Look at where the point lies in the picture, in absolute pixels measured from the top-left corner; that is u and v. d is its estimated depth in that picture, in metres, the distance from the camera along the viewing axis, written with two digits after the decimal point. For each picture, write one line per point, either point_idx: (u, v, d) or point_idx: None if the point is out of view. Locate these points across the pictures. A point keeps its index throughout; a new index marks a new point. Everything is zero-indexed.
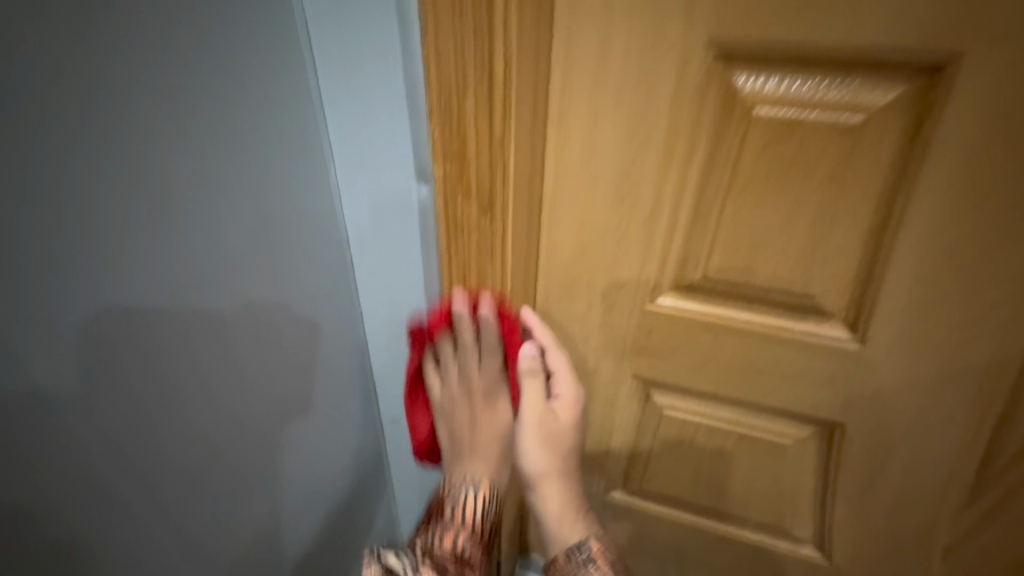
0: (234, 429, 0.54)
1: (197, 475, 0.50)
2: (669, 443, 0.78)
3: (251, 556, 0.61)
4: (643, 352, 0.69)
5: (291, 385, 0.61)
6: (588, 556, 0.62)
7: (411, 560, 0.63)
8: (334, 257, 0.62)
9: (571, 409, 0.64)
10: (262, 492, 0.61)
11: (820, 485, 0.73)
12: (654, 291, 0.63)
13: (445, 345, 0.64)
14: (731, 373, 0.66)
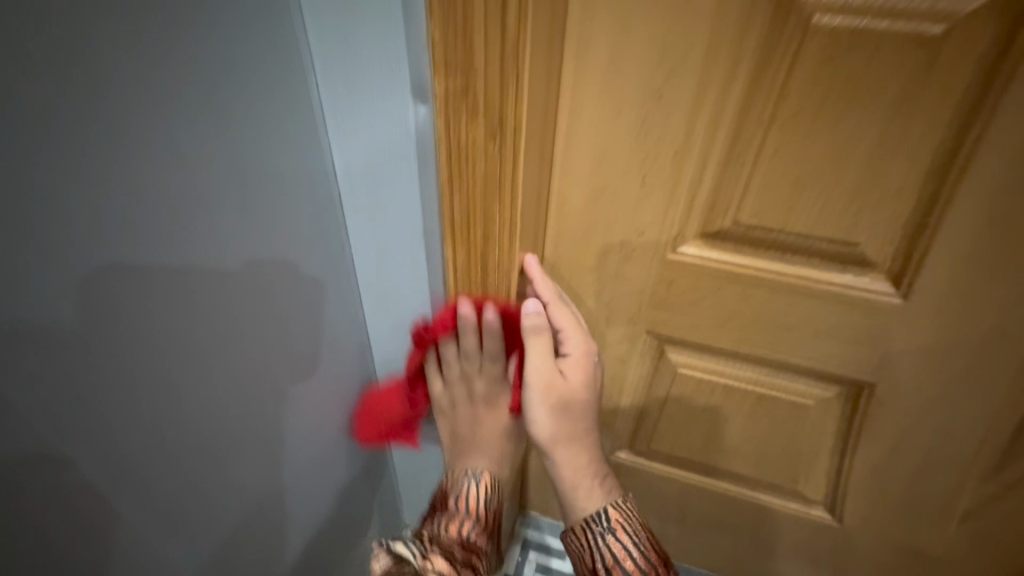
0: (241, 419, 0.52)
1: (204, 468, 0.48)
2: (682, 404, 0.74)
3: (249, 528, 0.58)
4: (661, 307, 0.64)
5: (289, 348, 0.57)
6: (607, 528, 0.59)
7: (420, 547, 0.60)
8: (330, 234, 0.58)
9: (581, 368, 0.60)
10: (260, 462, 0.57)
11: (839, 447, 0.70)
12: (676, 239, 0.57)
13: (448, 348, 0.65)
14: (756, 330, 0.61)
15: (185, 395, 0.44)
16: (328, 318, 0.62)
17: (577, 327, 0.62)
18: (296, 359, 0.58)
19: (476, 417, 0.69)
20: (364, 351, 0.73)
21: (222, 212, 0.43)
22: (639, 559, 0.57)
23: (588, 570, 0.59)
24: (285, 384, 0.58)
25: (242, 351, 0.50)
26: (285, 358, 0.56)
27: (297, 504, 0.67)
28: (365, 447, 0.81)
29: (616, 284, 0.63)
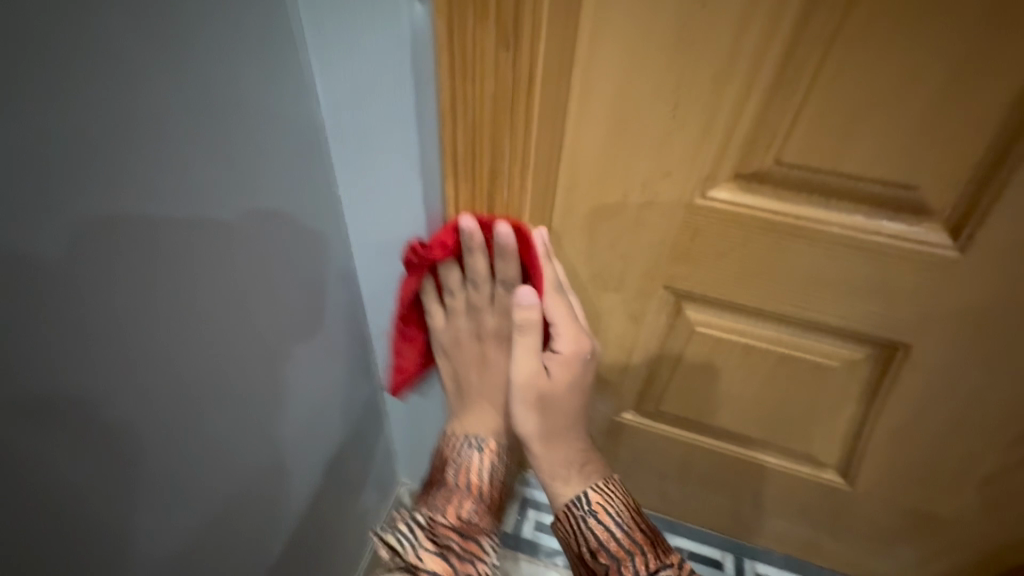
0: (229, 394, 0.49)
1: (188, 445, 0.46)
2: (696, 364, 0.69)
3: (234, 492, 0.54)
4: (682, 261, 0.58)
5: (280, 304, 0.52)
6: (587, 513, 0.58)
7: (412, 535, 0.61)
8: (322, 191, 0.53)
9: (567, 368, 0.57)
10: (247, 424, 0.53)
11: (861, 411, 0.66)
12: (706, 181, 0.51)
13: (451, 273, 0.57)
14: (787, 285, 0.56)
15: (152, 350, 0.39)
16: (322, 272, 0.57)
17: (571, 321, 0.57)
18: (286, 315, 0.53)
19: (483, 355, 0.64)
20: (362, 310, 0.68)
21: (177, 138, 0.37)
22: (622, 538, 0.57)
23: (577, 553, 0.60)
24: (276, 343, 0.53)
25: (220, 305, 0.44)
26: (276, 316, 0.52)
27: (289, 467, 0.63)
28: (359, 408, 0.77)
29: (633, 234, 0.57)
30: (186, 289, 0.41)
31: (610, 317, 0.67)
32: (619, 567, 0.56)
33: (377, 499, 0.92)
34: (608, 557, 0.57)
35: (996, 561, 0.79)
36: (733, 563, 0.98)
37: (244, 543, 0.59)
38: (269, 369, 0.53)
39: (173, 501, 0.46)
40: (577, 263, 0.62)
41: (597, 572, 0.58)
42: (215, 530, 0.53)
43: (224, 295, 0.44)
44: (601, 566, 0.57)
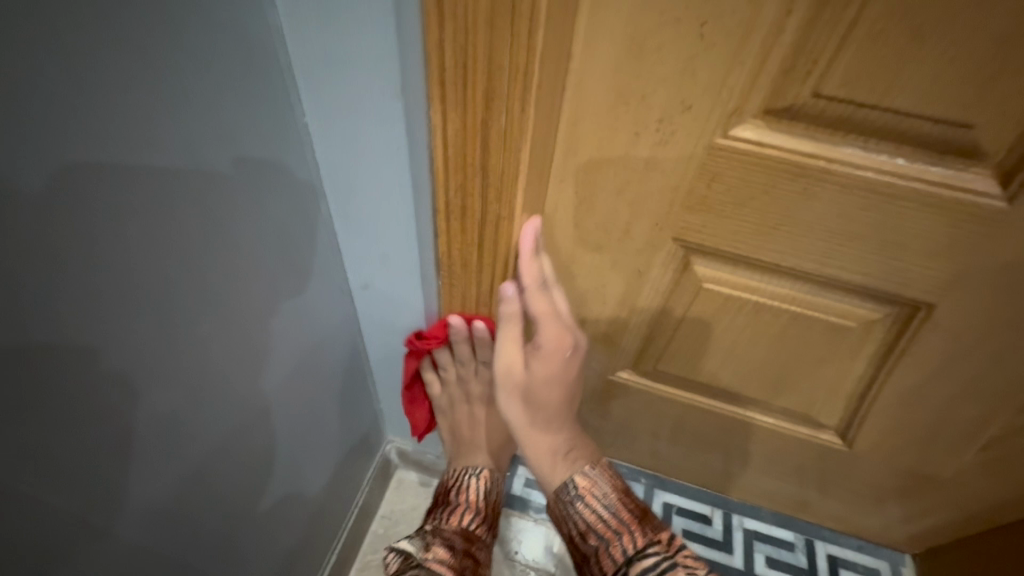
0: (206, 359, 0.46)
1: (164, 412, 0.43)
2: (701, 323, 0.65)
3: (209, 447, 0.50)
4: (696, 210, 0.52)
5: (241, 243, 0.47)
6: (575, 497, 0.61)
7: (421, 539, 0.64)
8: (290, 143, 0.49)
9: (549, 364, 0.59)
10: (217, 375, 0.48)
11: (870, 372, 0.63)
12: (731, 117, 0.44)
13: (443, 355, 0.71)
14: (809, 237, 0.51)
15: (85, 281, 0.34)
16: (290, 211, 0.52)
17: (555, 314, 0.58)
18: (252, 255, 0.48)
19: (472, 417, 0.77)
20: (339, 258, 0.63)
21: (111, 51, 0.32)
22: (609, 519, 0.59)
23: (568, 538, 0.62)
24: (244, 287, 0.48)
25: (165, 235, 0.39)
26: (238, 255, 0.47)
27: (270, 423, 0.59)
28: (345, 368, 0.73)
29: (644, 178, 0.51)
30: (125, 213, 0.35)
31: (611, 272, 0.62)
32: (607, 547, 0.57)
33: (365, 458, 0.89)
34: (597, 538, 0.58)
35: (987, 518, 0.79)
36: (722, 518, 0.98)
37: (230, 508, 0.56)
38: (237, 312, 0.48)
39: (141, 455, 0.42)
40: (579, 212, 0.56)
41: (588, 555, 0.59)
42: (201, 497, 0.51)
43: (169, 224, 0.39)
44: (591, 548, 0.59)
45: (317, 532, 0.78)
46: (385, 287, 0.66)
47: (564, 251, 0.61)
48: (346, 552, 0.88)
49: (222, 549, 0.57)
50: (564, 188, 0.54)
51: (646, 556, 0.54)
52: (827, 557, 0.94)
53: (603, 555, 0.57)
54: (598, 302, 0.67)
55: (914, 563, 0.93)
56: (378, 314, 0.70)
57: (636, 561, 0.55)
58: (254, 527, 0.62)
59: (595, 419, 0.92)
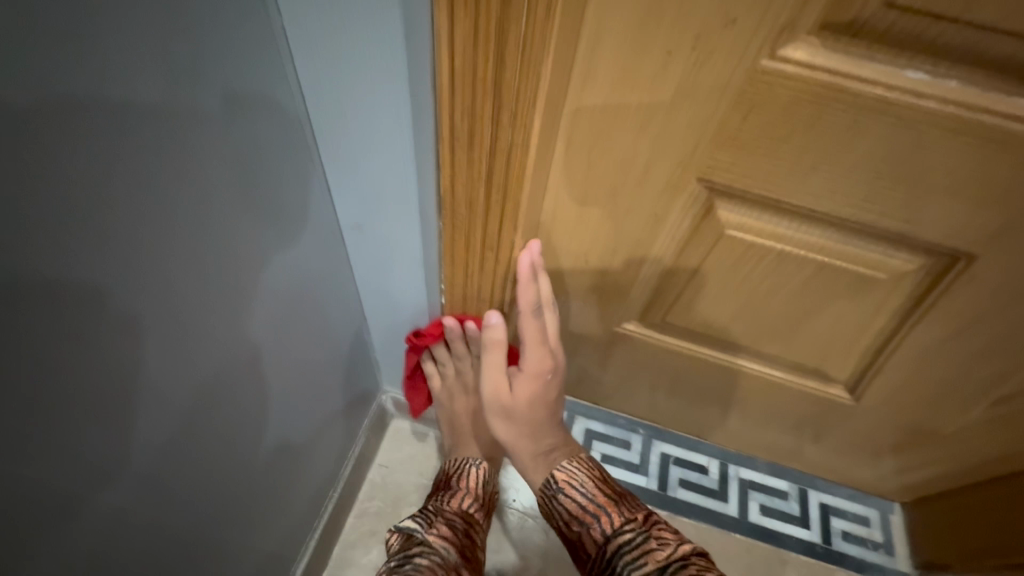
0: (190, 313, 0.42)
1: (149, 369, 0.40)
2: (718, 272, 0.61)
3: (197, 403, 0.46)
4: (729, 146, 0.47)
5: (213, 173, 0.40)
6: (557, 490, 0.62)
7: (426, 520, 0.63)
8: (270, 61, 0.43)
9: (532, 385, 0.62)
10: (203, 333, 0.44)
11: (891, 327, 0.61)
12: (783, 33, 0.38)
13: (440, 350, 0.73)
14: (850, 178, 0.46)
15: (25, 211, 0.28)
16: (269, 137, 0.45)
17: (541, 342, 0.60)
18: (226, 189, 0.42)
19: (468, 407, 0.78)
20: (327, 193, 0.57)
21: None
22: (588, 505, 0.60)
23: (558, 527, 0.63)
24: (222, 225, 0.43)
25: (119, 159, 0.33)
26: (211, 188, 0.41)
27: (262, 379, 0.55)
28: (338, 322, 0.69)
29: (673, 109, 0.45)
30: (63, 130, 0.29)
31: (625, 217, 0.57)
32: (588, 530, 0.58)
33: (360, 409, 0.86)
34: (579, 524, 0.60)
35: (983, 471, 0.79)
36: (718, 468, 0.98)
37: (225, 463, 0.54)
38: (216, 256, 0.43)
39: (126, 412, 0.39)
40: (596, 149, 0.50)
41: (575, 541, 0.60)
42: (195, 454, 0.48)
43: (123, 146, 0.33)
44: (576, 534, 0.60)
45: (312, 482, 0.77)
46: (380, 231, 0.61)
47: (575, 195, 0.56)
48: (344, 501, 0.87)
49: (217, 505, 0.54)
50: (580, 121, 0.48)
51: (623, 535, 0.56)
52: (819, 505, 0.95)
53: (587, 539, 0.58)
54: (608, 251, 0.62)
55: (902, 512, 0.95)
56: (374, 260, 0.65)
57: (613, 540, 0.56)
58: (249, 482, 0.60)
59: (595, 372, 0.90)
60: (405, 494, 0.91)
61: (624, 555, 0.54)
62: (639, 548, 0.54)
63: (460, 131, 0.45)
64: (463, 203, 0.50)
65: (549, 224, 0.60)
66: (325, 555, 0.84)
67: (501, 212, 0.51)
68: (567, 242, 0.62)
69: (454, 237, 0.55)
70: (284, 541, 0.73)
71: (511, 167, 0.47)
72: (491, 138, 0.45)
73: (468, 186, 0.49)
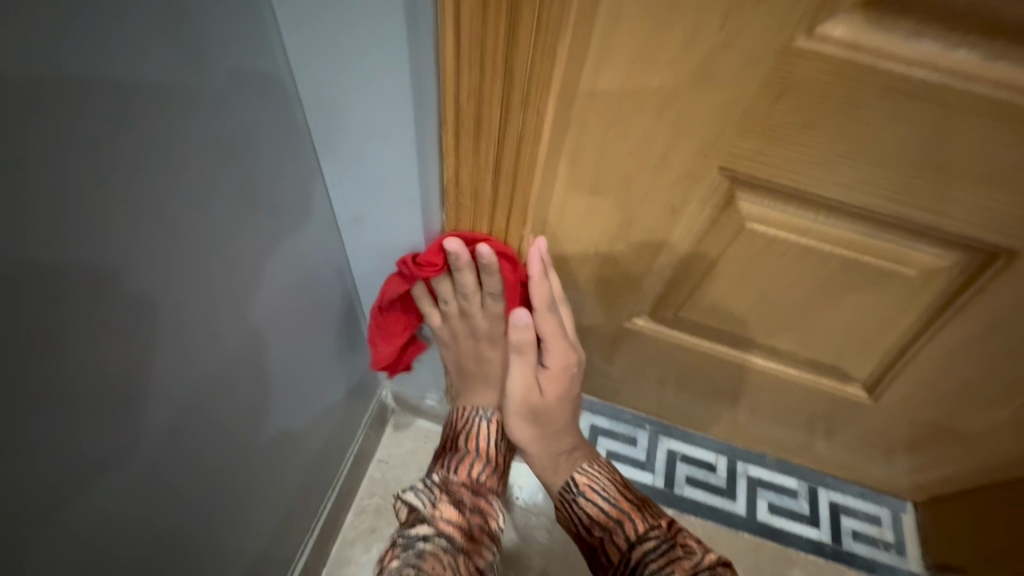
0: (182, 311, 0.40)
1: (140, 371, 0.37)
2: (736, 267, 0.58)
3: (182, 407, 0.43)
4: (756, 133, 0.43)
5: (190, 158, 0.37)
6: (577, 494, 0.64)
7: (429, 496, 0.64)
8: (257, 37, 0.39)
9: (557, 382, 0.62)
10: (197, 330, 0.42)
11: (918, 325, 0.58)
12: (823, 9, 0.35)
13: (443, 284, 0.56)
14: (886, 169, 0.43)
15: None
16: (253, 118, 0.42)
17: (562, 338, 0.59)
18: (206, 175, 0.38)
19: (478, 354, 0.65)
20: (320, 180, 0.53)
21: None
22: (610, 510, 0.62)
23: (575, 533, 0.65)
24: (203, 215, 0.39)
25: (76, 142, 0.29)
26: (188, 174, 0.37)
27: (255, 378, 0.52)
28: (337, 313, 0.67)
29: (696, 93, 0.42)
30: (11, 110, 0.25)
31: (639, 208, 0.54)
32: (611, 536, 0.60)
33: (360, 405, 0.84)
34: (601, 530, 0.61)
35: (1003, 473, 0.76)
36: (726, 465, 0.96)
37: (223, 464, 0.52)
38: (197, 251, 0.39)
39: (116, 418, 0.37)
40: (611, 136, 0.47)
41: (594, 546, 0.62)
42: (192, 456, 0.46)
43: (82, 127, 0.29)
44: (597, 539, 0.61)
45: (312, 479, 0.75)
46: (379, 221, 0.57)
47: (587, 184, 0.52)
48: (343, 497, 0.85)
49: (209, 510, 0.52)
50: (594, 105, 0.45)
51: (648, 542, 0.58)
52: (829, 504, 0.93)
53: (609, 544, 0.60)
54: (620, 244, 0.59)
55: (915, 511, 0.92)
56: (372, 252, 0.62)
57: (638, 547, 0.58)
58: (242, 485, 0.57)
59: (601, 366, 0.87)
60: (405, 491, 0.89)
61: (649, 562, 0.57)
62: (664, 555, 0.57)
63: (466, 115, 0.41)
64: (468, 192, 0.47)
65: (559, 214, 0.57)
66: (324, 552, 0.83)
67: (509, 203, 0.48)
68: (577, 234, 0.59)
69: (457, 229, 0.51)
70: (281, 541, 0.71)
71: (521, 155, 0.44)
72: (500, 124, 0.41)
73: (473, 176, 0.45)
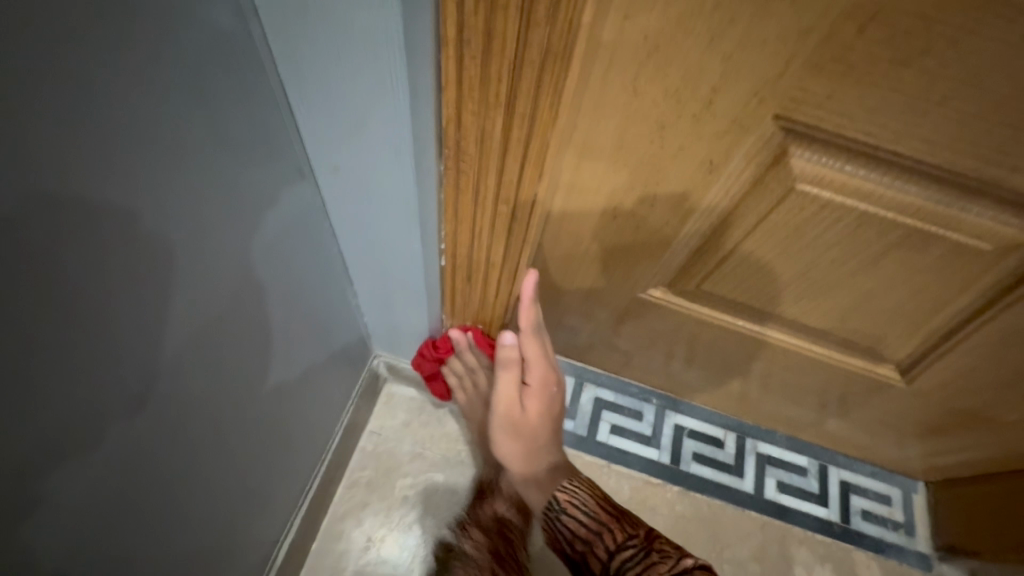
0: (126, 294, 0.33)
1: (71, 362, 0.30)
2: (777, 233, 0.50)
3: (121, 407, 0.35)
4: (832, 71, 0.36)
5: (88, 89, 0.27)
6: (558, 510, 0.60)
7: (456, 534, 0.81)
8: None
9: (539, 399, 0.67)
10: (147, 313, 0.35)
11: (977, 304, 0.51)
12: None
13: (454, 360, 0.73)
14: (987, 119, 0.36)
15: None
16: (182, 34, 0.31)
17: (544, 357, 0.65)
18: (113, 111, 0.28)
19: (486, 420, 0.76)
20: (290, 118, 0.43)
21: None
22: (590, 523, 0.58)
23: (559, 552, 0.60)
24: (118, 168, 0.29)
25: None
26: (86, 107, 0.27)
27: (218, 361, 0.45)
28: (321, 286, 0.60)
29: (765, 16, 0.34)
30: None
31: (671, 164, 0.46)
32: (591, 549, 0.56)
33: (349, 375, 0.78)
34: (582, 545, 0.57)
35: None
36: (735, 441, 0.91)
37: (197, 454, 0.46)
38: (122, 211, 0.31)
39: (48, 411, 0.30)
40: (648, 73, 0.39)
41: (578, 562, 0.58)
42: (157, 448, 0.40)
43: None
44: (580, 555, 0.57)
45: (299, 456, 0.70)
46: (365, 181, 0.49)
47: (611, 132, 0.44)
48: (333, 472, 0.80)
49: (185, 501, 0.47)
50: (631, 33, 0.36)
51: (625, 553, 0.54)
52: (839, 483, 0.90)
53: (591, 558, 0.56)
54: (643, 206, 0.52)
55: (926, 492, 0.89)
56: (359, 211, 0.53)
57: (618, 556, 0.54)
58: (216, 473, 0.51)
59: (608, 338, 0.82)
60: (399, 464, 0.85)
61: (627, 571, 0.52)
62: (642, 563, 0.51)
63: (474, 35, 0.33)
64: (472, 137, 0.39)
65: (576, 169, 0.49)
66: (314, 528, 0.79)
67: (523, 152, 0.40)
68: (595, 193, 0.51)
69: (459, 185, 0.43)
70: (264, 524, 0.66)
71: (541, 95, 0.35)
72: (518, 47, 0.33)
73: (480, 116, 0.37)
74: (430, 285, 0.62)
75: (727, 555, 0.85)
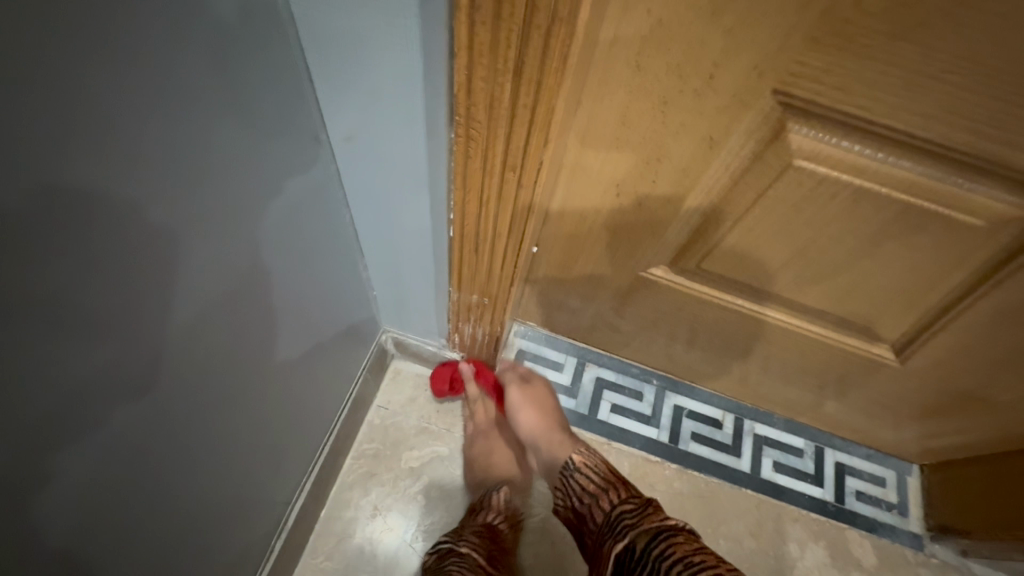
0: (161, 252, 0.35)
1: (109, 311, 0.33)
2: (776, 209, 0.52)
3: (145, 355, 0.37)
4: (829, 45, 0.37)
5: (138, 52, 0.29)
6: (573, 469, 0.66)
7: (452, 541, 0.67)
8: None
9: (543, 391, 0.81)
10: (177, 270, 0.37)
11: (971, 281, 0.52)
12: None
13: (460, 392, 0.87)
14: (980, 92, 0.37)
15: None
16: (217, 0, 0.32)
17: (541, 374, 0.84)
18: (156, 73, 0.30)
19: (489, 443, 0.84)
20: (309, 87, 0.45)
21: None
22: (600, 480, 0.63)
23: (567, 508, 0.65)
24: (149, 125, 0.31)
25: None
26: (121, 58, 0.28)
27: (236, 321, 0.47)
28: (333, 259, 0.62)
29: None
30: None
31: (672, 140, 0.47)
32: (597, 503, 0.61)
33: (357, 349, 0.80)
34: (590, 499, 0.62)
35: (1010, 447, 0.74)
36: (733, 422, 0.93)
37: (215, 411, 0.48)
38: (162, 170, 0.33)
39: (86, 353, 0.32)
40: (651, 45, 0.40)
41: (583, 514, 0.62)
42: (181, 400, 0.43)
43: None
44: (587, 507, 0.62)
45: (308, 424, 0.72)
46: (378, 151, 0.50)
47: (616, 107, 0.46)
48: (341, 442, 0.83)
49: (204, 456, 0.49)
50: (636, 6, 0.38)
51: (624, 505, 0.57)
52: (835, 464, 0.91)
53: (595, 510, 0.60)
54: (646, 182, 0.53)
55: (921, 474, 0.91)
56: (370, 183, 0.55)
57: (617, 508, 0.58)
58: (230, 431, 0.53)
59: (610, 319, 0.83)
60: (405, 438, 0.88)
61: (624, 518, 0.55)
62: (639, 513, 0.55)
63: (485, 2, 0.34)
64: (482, 105, 0.41)
65: (581, 145, 0.50)
66: (323, 495, 0.81)
67: (530, 120, 0.41)
68: (600, 170, 0.53)
69: (469, 153, 0.45)
70: (277, 486, 0.68)
71: (549, 63, 0.37)
72: (527, 12, 0.34)
73: (490, 82, 0.39)
74: (439, 259, 0.64)
75: (723, 530, 0.87)
